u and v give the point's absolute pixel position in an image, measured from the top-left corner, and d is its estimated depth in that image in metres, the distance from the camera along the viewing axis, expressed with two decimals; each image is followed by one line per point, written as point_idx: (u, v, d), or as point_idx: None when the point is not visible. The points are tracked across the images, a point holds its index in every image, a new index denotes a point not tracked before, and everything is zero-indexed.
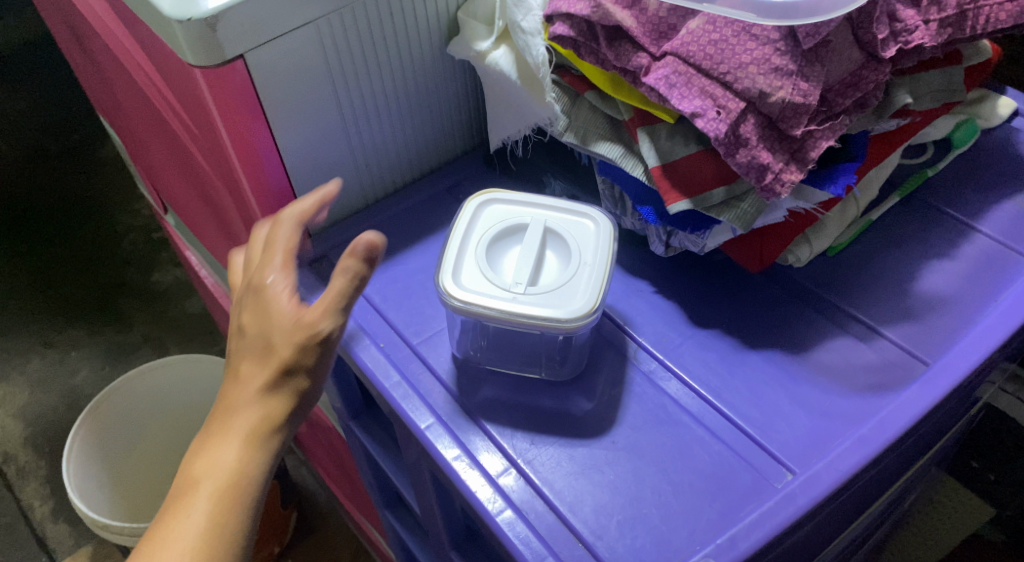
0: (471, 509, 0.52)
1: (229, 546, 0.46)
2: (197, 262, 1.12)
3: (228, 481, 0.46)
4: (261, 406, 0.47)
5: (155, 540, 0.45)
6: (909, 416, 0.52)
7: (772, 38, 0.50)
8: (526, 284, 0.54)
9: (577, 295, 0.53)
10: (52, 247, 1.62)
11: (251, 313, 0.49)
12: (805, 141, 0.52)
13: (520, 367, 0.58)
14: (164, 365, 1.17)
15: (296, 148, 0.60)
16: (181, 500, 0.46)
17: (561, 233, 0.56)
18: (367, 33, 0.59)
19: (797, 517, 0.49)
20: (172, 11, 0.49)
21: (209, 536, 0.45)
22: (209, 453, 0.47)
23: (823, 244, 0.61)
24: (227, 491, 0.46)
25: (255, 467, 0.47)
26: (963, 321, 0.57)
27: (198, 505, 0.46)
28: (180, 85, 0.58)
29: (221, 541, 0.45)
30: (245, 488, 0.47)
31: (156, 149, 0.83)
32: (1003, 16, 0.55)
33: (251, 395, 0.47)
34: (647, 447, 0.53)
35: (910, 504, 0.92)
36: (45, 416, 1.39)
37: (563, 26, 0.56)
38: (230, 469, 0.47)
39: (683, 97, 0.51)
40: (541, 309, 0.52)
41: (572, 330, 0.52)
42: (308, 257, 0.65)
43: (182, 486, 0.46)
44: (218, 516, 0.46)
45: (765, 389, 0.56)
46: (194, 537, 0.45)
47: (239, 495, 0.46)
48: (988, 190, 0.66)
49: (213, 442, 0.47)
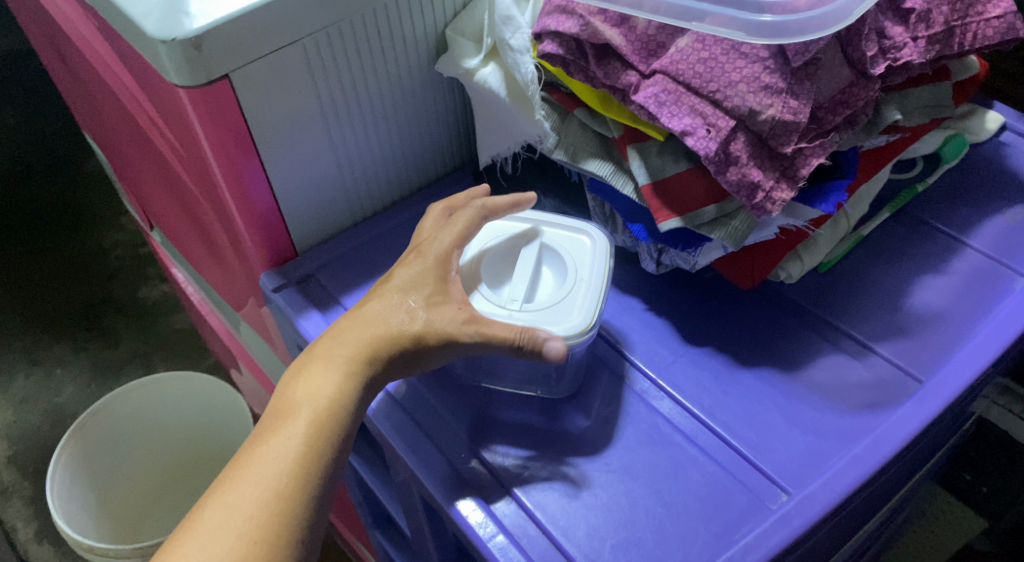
0: (462, 534, 0.52)
1: (318, 468, 0.48)
2: (184, 279, 1.11)
3: (327, 411, 0.49)
4: (364, 346, 0.50)
5: (255, 456, 0.48)
6: (904, 434, 0.52)
7: (762, 55, 0.50)
8: (521, 301, 0.53)
9: (573, 312, 0.52)
10: (37, 263, 1.60)
11: (405, 272, 0.52)
12: (796, 159, 0.52)
13: (516, 384, 0.57)
14: (151, 384, 1.15)
15: (283, 167, 0.60)
16: (281, 420, 0.49)
17: (557, 248, 0.56)
18: (354, 51, 0.59)
19: (793, 539, 0.48)
20: (156, 31, 0.48)
21: (306, 453, 0.48)
22: (312, 379, 0.49)
23: (813, 260, 0.61)
24: (326, 419, 0.48)
25: (350, 392, 0.49)
26: (956, 337, 0.57)
27: (299, 426, 0.48)
28: (165, 105, 0.57)
29: (316, 461, 0.48)
30: (340, 420, 0.49)
31: (141, 166, 0.82)
32: (990, 31, 0.55)
33: (375, 319, 0.51)
34: (641, 468, 0.53)
35: (903, 518, 0.92)
36: (29, 436, 1.37)
37: (551, 44, 0.56)
38: (327, 398, 0.49)
39: (672, 115, 0.51)
40: (538, 327, 0.51)
41: (568, 348, 0.52)
42: (296, 276, 0.65)
43: (278, 413, 0.49)
44: (314, 441, 0.48)
45: (759, 408, 0.55)
46: (293, 454, 0.47)
47: (336, 413, 0.49)
48: (978, 205, 0.66)
49: (311, 370, 0.50)
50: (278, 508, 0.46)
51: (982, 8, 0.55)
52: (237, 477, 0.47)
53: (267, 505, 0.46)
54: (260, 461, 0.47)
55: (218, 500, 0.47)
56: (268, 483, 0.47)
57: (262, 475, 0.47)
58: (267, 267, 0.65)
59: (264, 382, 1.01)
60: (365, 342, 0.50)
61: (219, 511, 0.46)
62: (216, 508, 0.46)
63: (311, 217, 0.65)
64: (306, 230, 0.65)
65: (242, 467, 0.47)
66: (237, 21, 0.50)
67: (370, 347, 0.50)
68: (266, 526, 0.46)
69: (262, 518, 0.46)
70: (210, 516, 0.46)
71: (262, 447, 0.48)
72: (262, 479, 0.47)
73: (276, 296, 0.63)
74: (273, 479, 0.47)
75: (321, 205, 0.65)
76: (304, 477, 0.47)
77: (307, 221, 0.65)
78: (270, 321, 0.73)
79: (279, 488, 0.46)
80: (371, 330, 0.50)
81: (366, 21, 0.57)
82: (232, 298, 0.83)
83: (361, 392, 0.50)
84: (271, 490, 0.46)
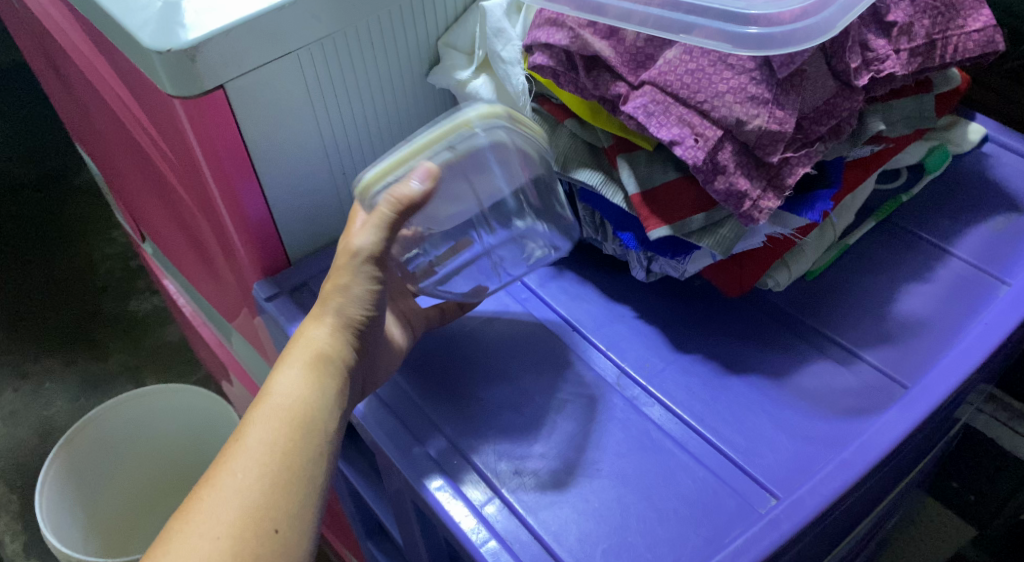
0: (454, 540, 0.52)
1: (281, 467, 0.49)
2: (176, 290, 1.11)
3: (291, 409, 0.51)
4: (318, 346, 0.52)
5: (222, 462, 0.49)
6: (890, 439, 0.53)
7: (748, 67, 0.51)
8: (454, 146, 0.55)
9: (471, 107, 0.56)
10: (27, 276, 1.59)
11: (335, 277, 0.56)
12: (782, 168, 0.53)
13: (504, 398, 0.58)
14: (141, 396, 1.14)
15: (276, 178, 0.60)
16: (251, 421, 0.51)
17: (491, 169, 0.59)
18: (347, 63, 0.59)
19: (782, 543, 0.49)
20: (151, 43, 0.49)
21: (270, 447, 0.49)
22: (276, 381, 0.52)
23: (800, 269, 0.61)
24: (290, 416, 0.50)
25: (311, 389, 0.51)
26: (940, 343, 0.58)
27: (264, 423, 0.50)
28: (159, 115, 0.57)
29: (285, 455, 0.49)
30: (304, 415, 0.51)
31: (133, 177, 0.82)
32: (971, 45, 0.57)
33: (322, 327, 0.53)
34: (631, 474, 0.53)
35: (892, 526, 0.92)
36: (16, 449, 1.36)
37: (542, 56, 0.57)
38: (287, 396, 0.51)
39: (661, 125, 0.52)
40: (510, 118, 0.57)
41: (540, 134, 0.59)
42: (289, 285, 0.65)
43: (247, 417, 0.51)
44: (275, 439, 0.49)
45: (748, 414, 0.56)
46: (255, 454, 0.49)
47: (298, 411, 0.51)
48: (961, 214, 0.67)
49: (277, 372, 0.52)
50: (245, 502, 0.47)
51: (962, 21, 0.57)
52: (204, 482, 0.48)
53: (231, 506, 0.47)
54: (225, 467, 0.49)
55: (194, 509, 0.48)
56: (233, 483, 0.48)
57: (226, 477, 0.48)
58: (260, 276, 0.65)
59: (255, 393, 1.01)
60: (322, 343, 0.53)
61: (189, 517, 0.47)
62: (186, 515, 0.47)
63: (304, 227, 0.65)
64: (299, 240, 0.66)
65: (211, 473, 0.49)
66: (232, 32, 0.50)
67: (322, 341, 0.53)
68: (235, 521, 0.47)
69: (229, 521, 0.47)
70: (181, 523, 0.47)
71: (230, 451, 0.50)
72: (227, 479, 0.48)
73: (269, 305, 0.64)
74: (234, 479, 0.48)
75: (314, 215, 0.65)
76: (270, 468, 0.49)
77: (300, 231, 0.65)
78: (262, 331, 0.74)
79: (244, 484, 0.48)
80: (318, 337, 0.53)
81: (359, 33, 0.58)
82: (224, 308, 0.83)
83: (327, 392, 0.52)
84: (236, 490, 0.48)
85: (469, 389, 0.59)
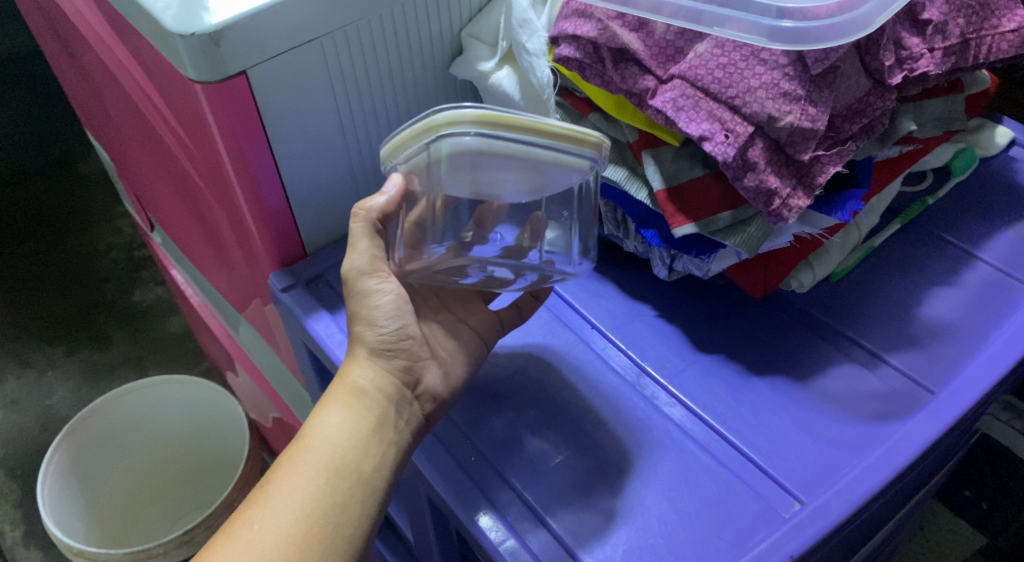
0: (472, 542, 0.51)
1: (315, 508, 0.48)
2: (184, 281, 1.10)
3: (327, 451, 0.50)
4: (340, 420, 0.51)
5: (264, 495, 0.49)
6: (917, 445, 0.51)
7: (781, 62, 0.50)
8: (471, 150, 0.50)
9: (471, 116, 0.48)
10: (31, 265, 1.58)
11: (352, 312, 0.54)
12: (813, 166, 0.52)
13: (548, 421, 0.55)
14: (145, 387, 1.13)
15: (295, 166, 0.59)
16: (276, 471, 0.50)
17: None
18: (369, 51, 0.58)
19: (807, 548, 0.48)
20: (174, 26, 0.48)
21: (295, 503, 0.48)
22: (314, 422, 0.51)
23: (825, 270, 0.61)
24: (328, 457, 0.50)
25: (348, 427, 0.51)
26: (967, 349, 0.57)
27: (287, 480, 0.49)
28: (179, 100, 0.56)
29: (308, 510, 0.48)
30: (342, 454, 0.50)
31: (145, 165, 0.81)
32: (1005, 45, 0.55)
33: (343, 412, 0.51)
34: (654, 476, 0.52)
35: (902, 535, 0.92)
36: (17, 438, 1.35)
37: (569, 48, 0.56)
38: (325, 437, 0.50)
39: (690, 120, 0.51)
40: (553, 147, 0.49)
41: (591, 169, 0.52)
42: (305, 277, 0.64)
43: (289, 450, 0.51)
44: (310, 479, 0.49)
45: (771, 417, 0.55)
46: (288, 494, 0.49)
47: (335, 451, 0.50)
48: (989, 218, 0.66)
49: (317, 414, 0.52)
50: (277, 546, 0.47)
51: (998, 21, 0.55)
52: (243, 517, 0.49)
53: (265, 543, 0.47)
54: (244, 517, 0.49)
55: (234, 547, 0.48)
56: (253, 544, 0.48)
57: (260, 516, 0.48)
58: (277, 267, 0.64)
59: (262, 384, 1.00)
60: (360, 374, 0.52)
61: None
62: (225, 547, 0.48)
63: (321, 217, 0.64)
64: (317, 231, 0.65)
65: (232, 522, 0.49)
66: (256, 17, 0.50)
67: (355, 394, 0.52)
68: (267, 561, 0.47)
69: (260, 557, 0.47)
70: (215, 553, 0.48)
71: (250, 503, 0.49)
72: (246, 531, 0.48)
73: (285, 297, 0.63)
74: (256, 541, 0.48)
75: (333, 205, 0.64)
76: (286, 524, 0.48)
77: (318, 222, 0.64)
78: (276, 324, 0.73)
79: (271, 524, 0.48)
80: (352, 371, 0.53)
81: (383, 21, 0.57)
82: (234, 299, 0.82)
83: (364, 430, 0.51)
84: (270, 529, 0.48)
85: (489, 386, 0.58)
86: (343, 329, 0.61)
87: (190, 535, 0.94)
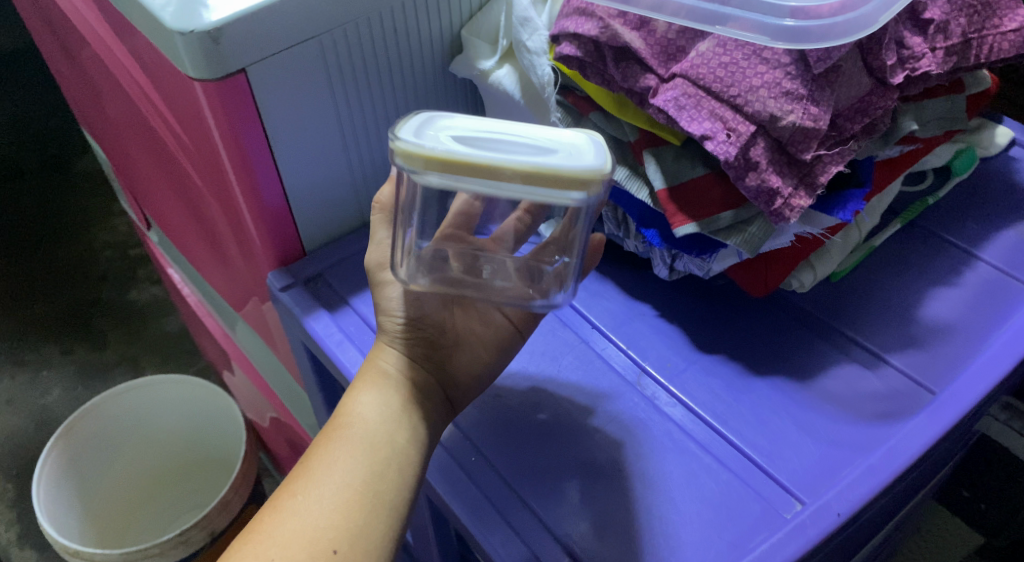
0: (472, 544, 0.51)
1: (351, 484, 0.48)
2: (180, 280, 1.09)
3: (361, 430, 0.50)
4: (372, 398, 0.51)
5: (297, 478, 0.49)
6: (918, 446, 0.51)
7: (783, 61, 0.50)
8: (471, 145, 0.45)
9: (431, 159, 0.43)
10: (26, 263, 1.57)
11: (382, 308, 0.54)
12: (814, 166, 0.52)
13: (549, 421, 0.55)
14: (142, 386, 1.12)
15: (294, 164, 0.59)
16: (314, 449, 0.50)
17: (558, 148, 0.44)
18: (369, 48, 0.58)
19: (809, 549, 0.48)
20: (173, 23, 0.48)
21: (329, 484, 0.48)
22: (344, 407, 0.51)
23: (826, 270, 0.60)
24: (361, 435, 0.49)
25: (377, 404, 0.50)
26: (968, 350, 0.57)
27: (326, 454, 0.49)
28: (177, 97, 0.56)
29: (343, 489, 0.47)
30: (374, 430, 0.50)
31: (142, 162, 0.81)
32: (1006, 45, 0.55)
33: (374, 391, 0.51)
34: (654, 477, 0.52)
35: (902, 535, 0.92)
36: (13, 437, 1.34)
37: (570, 46, 0.55)
38: (358, 417, 0.50)
39: (692, 119, 0.51)
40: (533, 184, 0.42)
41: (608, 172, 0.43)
42: (303, 276, 0.64)
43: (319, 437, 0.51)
44: (344, 457, 0.48)
45: (772, 417, 0.55)
46: (323, 476, 0.48)
47: (369, 429, 0.50)
48: (989, 218, 0.66)
49: (346, 400, 0.52)
50: (314, 525, 0.46)
51: (999, 21, 0.55)
52: (271, 506, 0.48)
53: (302, 521, 0.46)
54: (286, 492, 0.48)
55: (269, 532, 0.47)
56: (288, 526, 0.46)
57: (293, 499, 0.47)
58: (276, 265, 0.64)
59: (259, 384, 1.00)
60: (386, 357, 0.52)
61: (248, 539, 0.47)
62: (252, 536, 0.47)
63: (320, 216, 0.64)
64: (315, 230, 0.64)
65: (274, 499, 0.49)
66: (255, 15, 0.49)
67: (384, 376, 0.52)
68: (305, 541, 0.46)
69: (297, 538, 0.46)
70: (240, 548, 0.47)
71: (290, 480, 0.49)
72: (288, 504, 0.47)
73: (283, 296, 0.62)
74: (292, 523, 0.46)
75: (332, 204, 0.64)
76: (327, 493, 0.47)
77: (317, 221, 0.64)
78: (275, 323, 0.73)
79: (306, 504, 0.47)
80: (377, 356, 0.53)
81: (383, 19, 0.57)
82: (232, 297, 0.82)
83: (396, 406, 0.50)
84: (305, 511, 0.47)
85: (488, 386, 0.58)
86: (342, 328, 0.61)
87: (186, 535, 0.93)
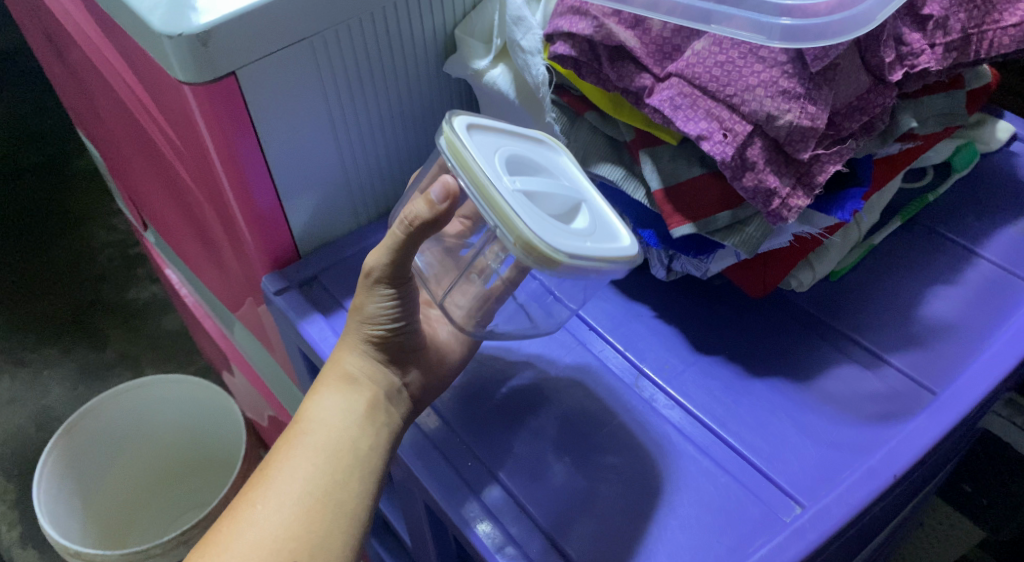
0: (470, 550, 0.50)
1: (309, 491, 0.49)
2: (178, 281, 1.09)
3: (321, 437, 0.51)
4: (331, 404, 0.53)
5: (258, 486, 0.50)
6: (919, 448, 0.51)
7: (780, 60, 0.49)
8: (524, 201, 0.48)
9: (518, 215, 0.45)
10: (24, 263, 1.57)
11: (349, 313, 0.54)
12: (813, 165, 0.51)
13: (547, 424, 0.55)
14: (141, 386, 1.12)
15: (287, 167, 0.58)
16: (276, 454, 0.52)
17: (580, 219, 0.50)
18: (361, 50, 0.57)
19: (809, 553, 0.47)
20: (161, 26, 0.47)
21: (288, 493, 0.49)
22: (307, 407, 0.53)
23: (825, 269, 0.60)
24: (321, 443, 0.51)
25: (338, 413, 0.52)
26: (969, 348, 0.56)
27: (287, 460, 0.51)
28: (167, 100, 0.55)
29: (302, 497, 0.49)
30: (334, 438, 0.51)
31: (136, 164, 0.80)
32: (1007, 40, 0.54)
33: (336, 396, 0.53)
34: (652, 480, 0.51)
35: (903, 532, 0.91)
36: (13, 438, 1.34)
37: (564, 46, 0.54)
38: (316, 423, 0.52)
39: (688, 119, 0.50)
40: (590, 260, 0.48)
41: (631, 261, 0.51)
42: (298, 279, 0.63)
43: (281, 442, 0.52)
44: (304, 466, 0.50)
45: (771, 419, 0.54)
46: (282, 485, 0.50)
47: (328, 437, 0.51)
48: (989, 215, 0.65)
49: (309, 402, 0.53)
50: (271, 533, 0.48)
51: (999, 16, 0.54)
52: (228, 515, 0.50)
53: (261, 528, 0.48)
54: (246, 499, 0.50)
55: (231, 541, 0.48)
56: (250, 533, 0.48)
57: (251, 507, 0.49)
58: (270, 269, 0.63)
59: (258, 385, 0.99)
60: (350, 362, 0.54)
61: (209, 548, 0.49)
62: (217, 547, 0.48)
63: (314, 218, 0.63)
64: (310, 232, 0.64)
65: (233, 507, 0.50)
66: (245, 17, 0.49)
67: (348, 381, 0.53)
68: (263, 548, 0.47)
69: (257, 546, 0.48)
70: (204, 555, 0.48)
71: (252, 487, 0.51)
72: (248, 512, 0.49)
73: (278, 299, 0.62)
74: (255, 532, 0.48)
75: (325, 206, 0.64)
76: (288, 501, 0.49)
77: (312, 224, 0.64)
78: (271, 327, 0.72)
79: (268, 513, 0.49)
80: (339, 357, 0.54)
81: (375, 19, 0.56)
82: (228, 299, 0.81)
83: (357, 413, 0.52)
84: (265, 521, 0.48)
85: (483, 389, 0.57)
86: (337, 332, 0.60)
87: (187, 535, 0.93)
